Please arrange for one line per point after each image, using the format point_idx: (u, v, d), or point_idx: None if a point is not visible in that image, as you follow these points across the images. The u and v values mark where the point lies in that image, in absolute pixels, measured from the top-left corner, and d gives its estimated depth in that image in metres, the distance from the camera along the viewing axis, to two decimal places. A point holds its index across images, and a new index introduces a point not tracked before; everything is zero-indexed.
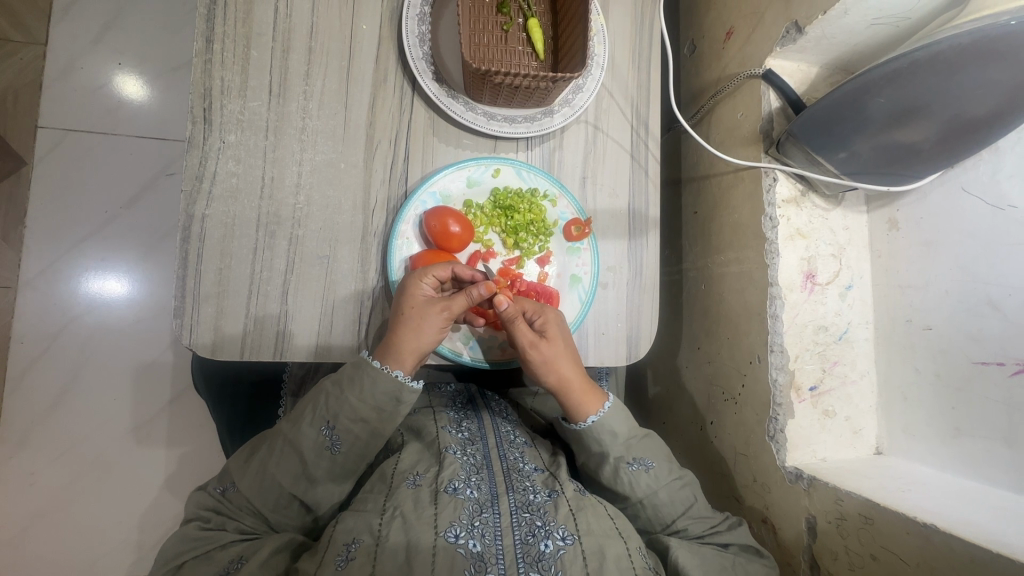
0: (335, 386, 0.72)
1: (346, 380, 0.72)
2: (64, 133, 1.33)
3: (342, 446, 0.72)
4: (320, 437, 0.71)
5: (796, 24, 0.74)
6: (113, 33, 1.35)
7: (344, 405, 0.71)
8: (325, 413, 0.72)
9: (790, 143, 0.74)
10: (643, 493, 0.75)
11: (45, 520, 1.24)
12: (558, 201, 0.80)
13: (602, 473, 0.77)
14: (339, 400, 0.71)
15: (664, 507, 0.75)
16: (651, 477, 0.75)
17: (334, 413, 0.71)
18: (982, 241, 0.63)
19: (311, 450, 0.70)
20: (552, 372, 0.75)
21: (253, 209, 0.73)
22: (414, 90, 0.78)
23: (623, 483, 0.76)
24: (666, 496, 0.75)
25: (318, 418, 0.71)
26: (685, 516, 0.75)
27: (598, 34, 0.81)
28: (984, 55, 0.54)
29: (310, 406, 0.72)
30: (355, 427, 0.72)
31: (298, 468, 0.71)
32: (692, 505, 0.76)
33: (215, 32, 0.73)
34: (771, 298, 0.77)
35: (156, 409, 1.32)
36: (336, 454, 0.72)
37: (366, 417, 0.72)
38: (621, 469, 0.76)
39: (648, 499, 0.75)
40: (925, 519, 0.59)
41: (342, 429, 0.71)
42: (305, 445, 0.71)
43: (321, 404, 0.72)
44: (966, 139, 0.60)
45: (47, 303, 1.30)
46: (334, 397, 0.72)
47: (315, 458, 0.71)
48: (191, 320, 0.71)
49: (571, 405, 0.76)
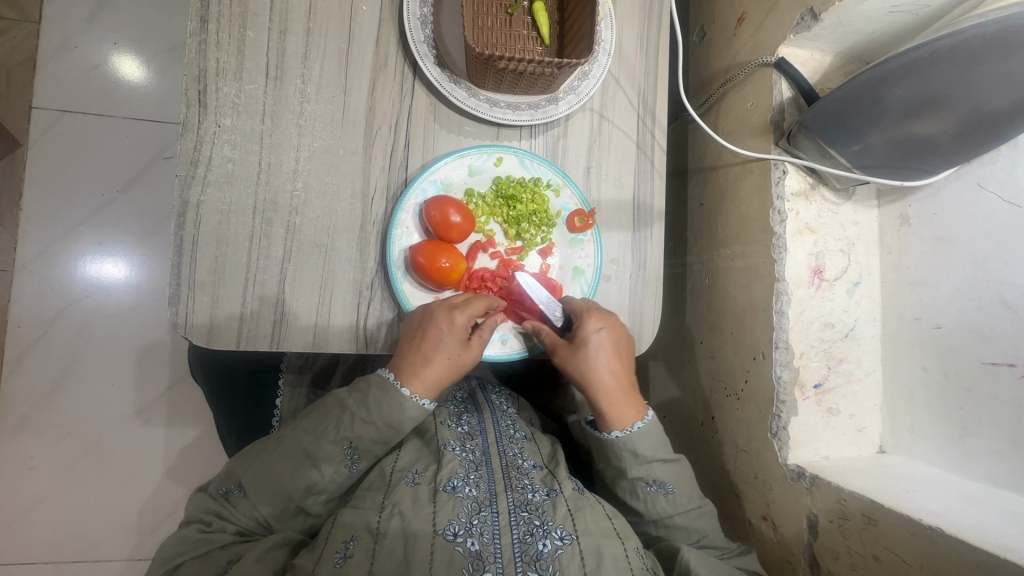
0: (361, 406, 0.71)
1: (373, 402, 0.70)
2: (59, 114, 1.30)
3: (361, 464, 0.72)
4: (341, 455, 0.70)
5: (811, 10, 0.72)
6: (108, 11, 1.32)
7: (368, 428, 0.71)
8: (348, 432, 0.70)
9: (801, 134, 0.72)
10: (660, 514, 0.75)
11: (45, 503, 1.24)
12: (562, 191, 0.78)
13: (619, 486, 0.77)
14: (366, 423, 0.70)
15: (678, 532, 0.75)
16: (670, 502, 0.74)
17: (357, 434, 0.70)
18: (996, 239, 0.62)
19: (330, 467, 0.70)
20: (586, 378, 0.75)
21: (250, 195, 0.72)
22: (415, 75, 0.76)
23: (638, 499, 0.75)
24: (683, 522, 0.74)
25: (340, 437, 0.70)
26: (698, 544, 0.74)
27: (606, 18, 0.79)
28: (1008, 45, 0.52)
29: (331, 421, 0.71)
30: (376, 447, 0.72)
31: (310, 481, 0.70)
32: (706, 534, 0.75)
33: (210, 11, 0.71)
34: (778, 294, 0.75)
35: (154, 394, 1.31)
36: (353, 470, 0.71)
37: (389, 438, 0.72)
38: (640, 487, 0.75)
39: (663, 520, 0.75)
40: (930, 522, 0.58)
41: (363, 448, 0.71)
42: (323, 461, 0.70)
43: (344, 421, 0.71)
44: (985, 133, 0.58)
45: (44, 286, 1.29)
46: (360, 418, 0.70)
47: (332, 473, 0.70)
48: (186, 308, 0.70)
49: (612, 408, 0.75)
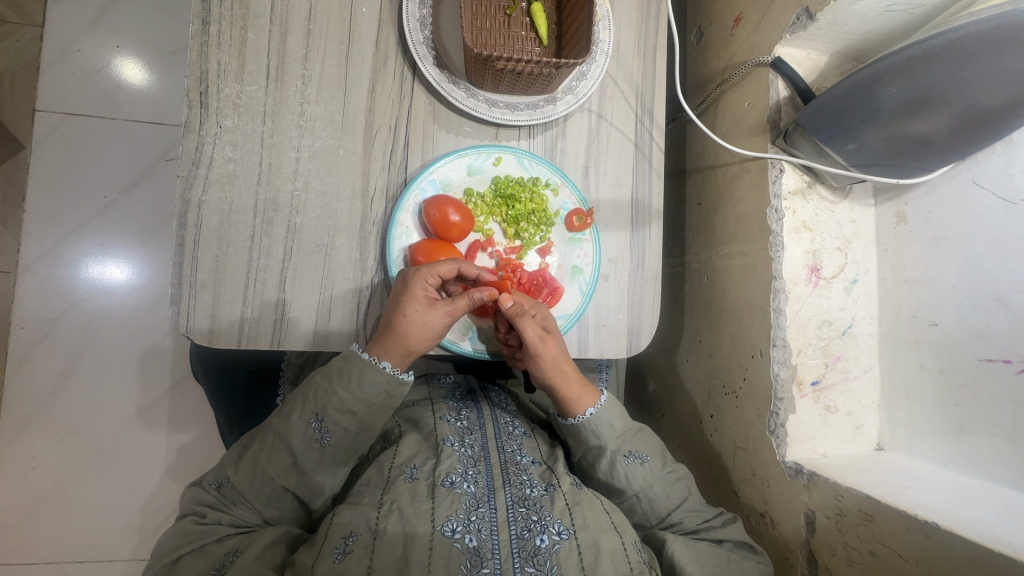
0: (324, 379, 0.72)
1: (336, 372, 0.72)
2: (62, 116, 1.31)
3: (332, 437, 0.72)
4: (309, 430, 0.71)
5: (807, 10, 0.72)
6: (111, 14, 1.34)
7: (332, 398, 0.71)
8: (314, 406, 0.72)
9: (798, 133, 0.73)
10: (639, 487, 0.76)
11: (47, 503, 1.25)
12: (560, 191, 0.79)
13: (599, 467, 0.78)
14: (328, 393, 0.72)
15: (659, 501, 0.76)
16: (646, 470, 0.76)
17: (322, 406, 0.71)
18: (992, 237, 0.62)
19: (300, 443, 0.71)
20: (557, 368, 0.75)
21: (251, 195, 0.72)
22: (414, 76, 0.77)
23: (618, 477, 0.76)
24: (661, 489, 0.76)
25: (307, 412, 0.71)
26: (680, 510, 0.76)
27: (603, 19, 0.80)
28: (1001, 43, 0.52)
29: (300, 400, 0.72)
30: (343, 418, 0.72)
31: (289, 461, 0.71)
32: (686, 498, 0.77)
33: (212, 13, 0.72)
34: (775, 292, 0.76)
35: (156, 394, 1.32)
36: (326, 445, 0.72)
37: (355, 408, 0.72)
38: (617, 461, 0.76)
39: (644, 492, 0.76)
40: (926, 517, 0.58)
41: (331, 420, 0.71)
42: (294, 437, 0.71)
43: (310, 397, 0.72)
44: (979, 131, 0.59)
45: (46, 288, 1.30)
46: (323, 389, 0.72)
47: (305, 449, 0.71)
48: (188, 306, 0.70)
49: (565, 401, 0.77)
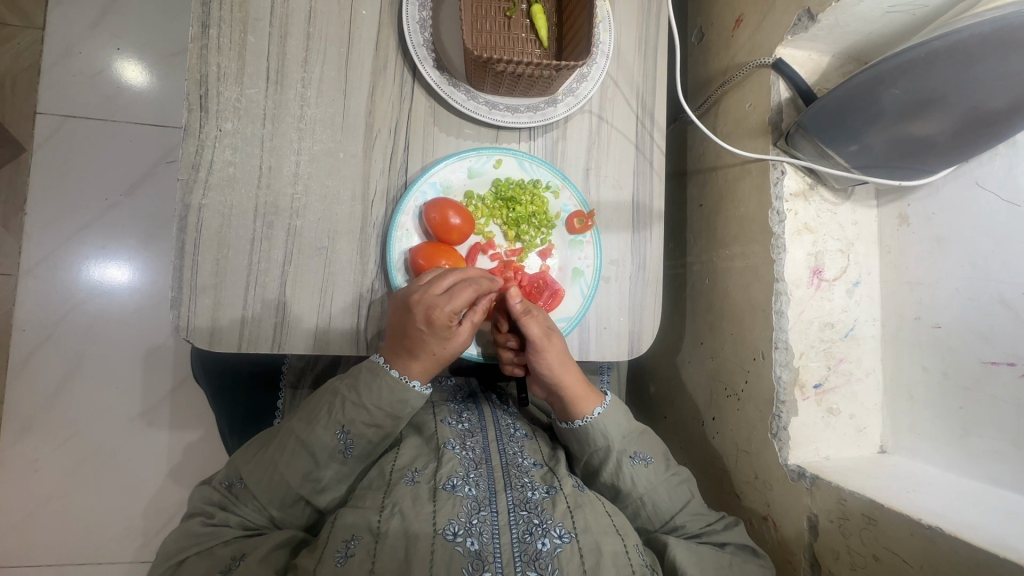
0: (353, 392, 0.72)
1: (364, 386, 0.71)
2: (63, 119, 1.31)
3: (355, 450, 0.72)
4: (334, 440, 0.71)
5: (808, 11, 0.72)
6: (111, 16, 1.34)
7: (361, 412, 0.71)
8: (340, 417, 0.71)
9: (799, 134, 0.73)
10: (644, 489, 0.76)
11: (50, 505, 1.25)
12: (561, 193, 0.78)
13: (604, 470, 0.77)
14: (356, 406, 0.71)
15: (663, 503, 0.75)
16: (651, 472, 0.76)
17: (350, 419, 0.71)
18: (996, 238, 0.61)
19: (323, 453, 0.71)
20: (565, 372, 0.76)
21: (251, 198, 0.72)
22: (414, 78, 0.77)
23: (624, 478, 0.76)
24: (666, 491, 0.76)
25: (333, 422, 0.71)
26: (684, 512, 0.75)
27: (604, 21, 0.79)
28: (1005, 45, 0.52)
29: (325, 408, 0.72)
30: (369, 432, 0.72)
31: (309, 468, 0.71)
32: (689, 500, 0.76)
33: (211, 16, 0.72)
34: (777, 294, 0.76)
35: (158, 396, 1.32)
36: (348, 457, 0.72)
37: (381, 423, 0.72)
38: (623, 463, 0.76)
39: (649, 495, 0.75)
40: (930, 521, 0.58)
41: (356, 433, 0.72)
42: (318, 447, 0.71)
43: (337, 407, 0.72)
44: (982, 133, 0.58)
45: (48, 290, 1.30)
46: (351, 402, 0.71)
47: (327, 459, 0.71)
48: (188, 310, 0.70)
49: (572, 405, 0.78)
